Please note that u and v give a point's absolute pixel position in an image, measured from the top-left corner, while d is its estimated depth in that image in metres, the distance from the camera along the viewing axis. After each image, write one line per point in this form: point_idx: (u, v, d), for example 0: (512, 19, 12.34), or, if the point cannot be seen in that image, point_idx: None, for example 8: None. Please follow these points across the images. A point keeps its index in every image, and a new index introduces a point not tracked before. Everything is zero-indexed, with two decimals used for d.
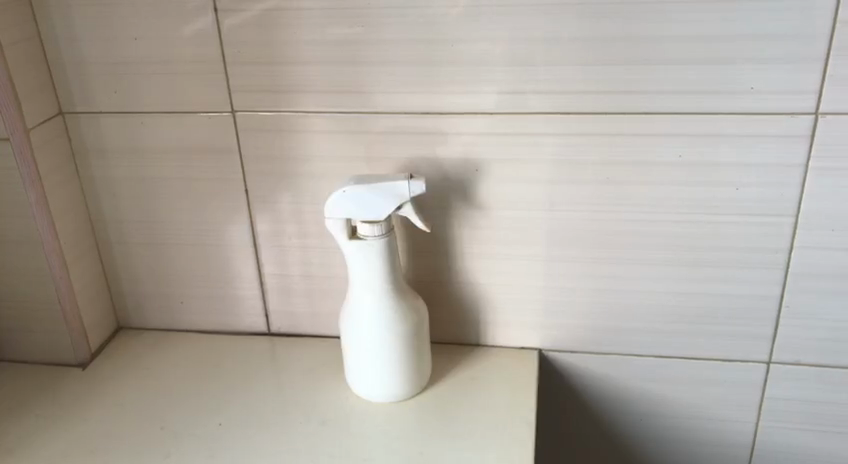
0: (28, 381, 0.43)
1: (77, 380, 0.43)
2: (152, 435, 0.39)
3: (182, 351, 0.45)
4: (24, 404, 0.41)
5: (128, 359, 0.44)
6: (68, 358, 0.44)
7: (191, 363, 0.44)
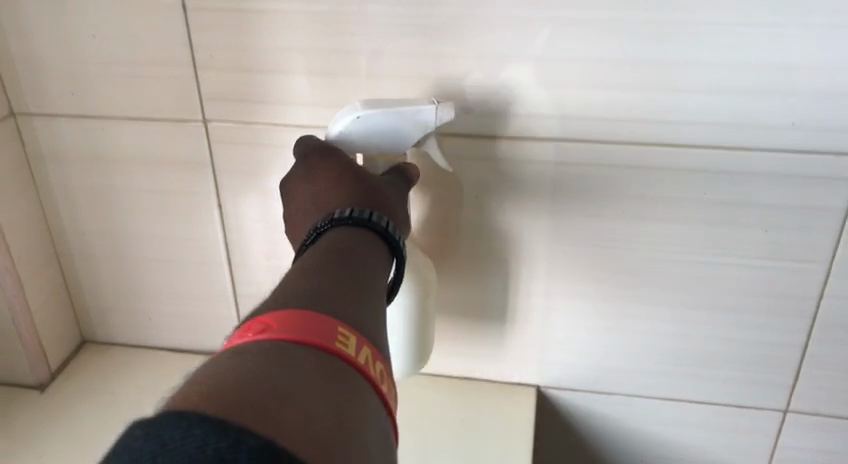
0: (314, 304, 0.42)
1: (316, 294, 0.43)
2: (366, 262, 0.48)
3: (289, 275, 0.46)
4: (337, 304, 0.43)
5: (293, 272, 0.46)
6: (302, 295, 0.43)
7: (304, 262, 0.47)
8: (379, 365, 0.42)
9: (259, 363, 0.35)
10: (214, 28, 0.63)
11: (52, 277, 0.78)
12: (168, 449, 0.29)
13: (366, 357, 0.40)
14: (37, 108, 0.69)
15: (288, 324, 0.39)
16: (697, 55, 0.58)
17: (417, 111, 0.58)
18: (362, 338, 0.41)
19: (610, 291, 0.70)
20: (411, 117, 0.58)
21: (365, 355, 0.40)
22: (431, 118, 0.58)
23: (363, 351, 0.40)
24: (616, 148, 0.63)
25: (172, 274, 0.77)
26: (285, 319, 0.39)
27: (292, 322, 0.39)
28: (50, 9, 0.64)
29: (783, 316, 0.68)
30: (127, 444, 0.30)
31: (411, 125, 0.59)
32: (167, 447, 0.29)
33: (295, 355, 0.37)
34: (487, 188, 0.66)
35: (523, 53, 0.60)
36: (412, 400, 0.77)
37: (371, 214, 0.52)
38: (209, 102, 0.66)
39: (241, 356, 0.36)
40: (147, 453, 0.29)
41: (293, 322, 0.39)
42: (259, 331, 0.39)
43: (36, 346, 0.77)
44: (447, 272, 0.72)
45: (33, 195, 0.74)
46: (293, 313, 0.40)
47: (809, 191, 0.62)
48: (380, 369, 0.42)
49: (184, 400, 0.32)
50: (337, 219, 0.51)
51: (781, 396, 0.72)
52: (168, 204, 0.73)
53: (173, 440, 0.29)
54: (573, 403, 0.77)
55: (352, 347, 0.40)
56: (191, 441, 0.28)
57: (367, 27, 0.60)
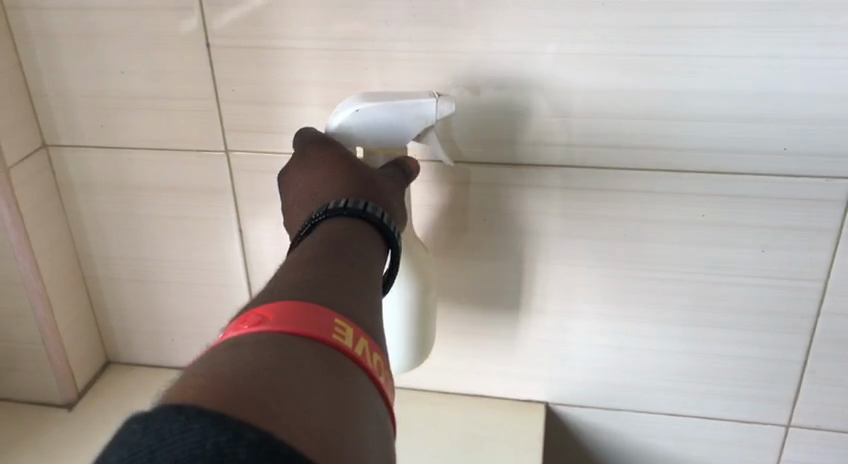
0: (311, 295, 0.43)
1: (311, 286, 0.44)
2: (361, 252, 0.49)
3: (285, 267, 0.47)
4: (332, 296, 0.44)
5: (289, 265, 0.47)
6: (298, 286, 0.43)
7: (299, 255, 0.48)
8: (376, 356, 0.43)
9: (257, 356, 0.36)
10: (234, 63, 0.66)
11: (79, 299, 0.82)
12: (167, 443, 0.29)
13: (363, 348, 0.41)
14: (68, 139, 0.73)
15: (284, 316, 0.40)
16: (692, 84, 0.61)
17: (417, 104, 0.59)
18: (359, 330, 0.42)
19: (614, 311, 0.73)
20: (410, 110, 0.59)
21: (363, 347, 0.41)
22: (431, 111, 0.59)
23: (360, 342, 0.41)
24: (619, 174, 0.66)
25: (194, 296, 0.81)
26: (281, 311, 0.40)
27: (288, 314, 0.40)
28: (81, 46, 0.68)
29: (782, 333, 0.71)
30: (124, 439, 0.30)
31: (411, 117, 0.59)
32: (166, 441, 0.29)
33: (292, 347, 0.37)
34: (496, 212, 0.70)
35: (529, 86, 0.63)
36: (424, 416, 0.79)
37: (367, 205, 0.52)
38: (231, 133, 0.70)
39: (238, 347, 0.37)
40: (144, 448, 0.29)
41: (290, 314, 0.40)
42: (255, 322, 0.40)
43: (65, 366, 0.81)
44: (459, 292, 0.75)
45: (63, 222, 0.78)
46: (289, 305, 0.41)
47: (804, 213, 0.65)
48: (377, 361, 0.42)
49: (180, 395, 0.32)
50: (332, 209, 0.52)
51: (783, 412, 0.75)
52: (190, 229, 0.76)
53: (172, 434, 0.29)
54: (582, 420, 0.79)
55: (349, 338, 0.41)
56: (190, 435, 0.29)
57: (381, 61, 0.64)
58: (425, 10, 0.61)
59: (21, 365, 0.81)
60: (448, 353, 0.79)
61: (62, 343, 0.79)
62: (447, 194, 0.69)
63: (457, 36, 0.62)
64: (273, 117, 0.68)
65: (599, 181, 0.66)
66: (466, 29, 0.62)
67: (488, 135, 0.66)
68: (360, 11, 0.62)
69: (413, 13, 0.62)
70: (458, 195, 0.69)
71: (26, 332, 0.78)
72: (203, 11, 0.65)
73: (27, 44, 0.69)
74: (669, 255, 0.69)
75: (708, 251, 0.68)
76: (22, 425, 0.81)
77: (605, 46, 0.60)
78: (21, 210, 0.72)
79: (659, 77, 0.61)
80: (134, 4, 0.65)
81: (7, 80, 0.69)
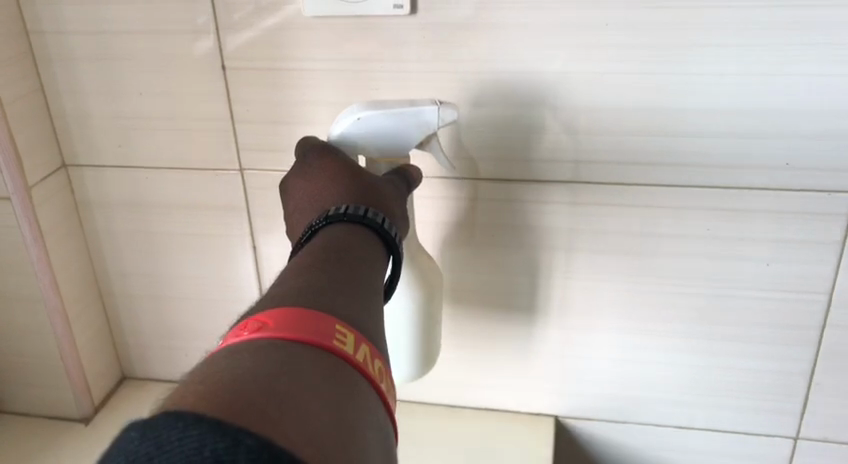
0: (312, 301, 0.44)
1: (312, 292, 0.45)
2: (361, 257, 0.50)
3: (285, 274, 0.48)
4: (333, 301, 0.45)
5: (289, 271, 0.48)
6: (299, 292, 0.45)
7: (299, 261, 0.49)
8: (377, 363, 0.44)
9: (257, 361, 0.37)
10: (249, 83, 0.68)
11: (95, 314, 0.83)
12: (165, 451, 0.30)
13: (364, 355, 0.42)
14: (87, 159, 0.75)
15: (286, 323, 0.41)
16: (695, 102, 0.62)
17: (419, 112, 0.59)
18: (359, 337, 0.43)
19: (623, 325, 0.74)
20: (412, 118, 0.59)
21: (363, 353, 0.42)
22: (433, 118, 0.59)
23: (360, 349, 0.42)
24: (625, 190, 0.67)
25: (208, 311, 0.82)
26: (281, 317, 0.41)
27: (288, 321, 0.41)
28: (100, 69, 0.70)
29: (789, 345, 0.71)
30: (123, 446, 0.31)
31: (413, 124, 0.59)
32: (164, 448, 0.30)
33: (292, 353, 0.38)
34: (504, 227, 0.71)
35: (536, 104, 0.65)
36: (436, 429, 0.80)
37: (367, 211, 0.54)
38: (245, 152, 0.72)
39: (239, 353, 0.38)
40: (143, 455, 0.30)
41: (291, 321, 0.41)
42: (255, 329, 0.41)
43: (82, 382, 0.82)
44: (468, 305, 0.76)
45: (81, 240, 0.80)
46: (291, 312, 0.42)
47: (808, 227, 0.66)
48: (378, 368, 0.44)
49: (183, 400, 0.33)
50: (333, 216, 0.53)
51: (792, 424, 0.75)
52: (204, 245, 0.78)
53: (170, 442, 0.30)
54: (593, 433, 0.80)
55: (349, 345, 0.42)
56: (188, 442, 0.30)
57: (392, 81, 0.66)
58: (434, 31, 0.63)
59: (39, 380, 0.82)
60: (458, 367, 0.80)
61: (78, 358, 0.81)
62: (456, 209, 0.71)
63: (465, 56, 0.64)
64: (287, 136, 0.70)
65: (606, 196, 0.68)
66: (475, 50, 0.63)
67: (497, 152, 0.67)
68: (371, 33, 0.64)
69: (423, 35, 0.63)
70: (467, 211, 0.71)
71: (45, 347, 0.80)
72: (219, 34, 0.67)
73: (49, 67, 0.71)
74: (675, 269, 0.70)
75: (715, 265, 0.69)
76: (41, 439, 0.82)
77: (611, 65, 0.62)
78: (42, 228, 0.74)
79: (664, 95, 0.62)
80: (152, 28, 0.67)
81: (29, 102, 0.71)
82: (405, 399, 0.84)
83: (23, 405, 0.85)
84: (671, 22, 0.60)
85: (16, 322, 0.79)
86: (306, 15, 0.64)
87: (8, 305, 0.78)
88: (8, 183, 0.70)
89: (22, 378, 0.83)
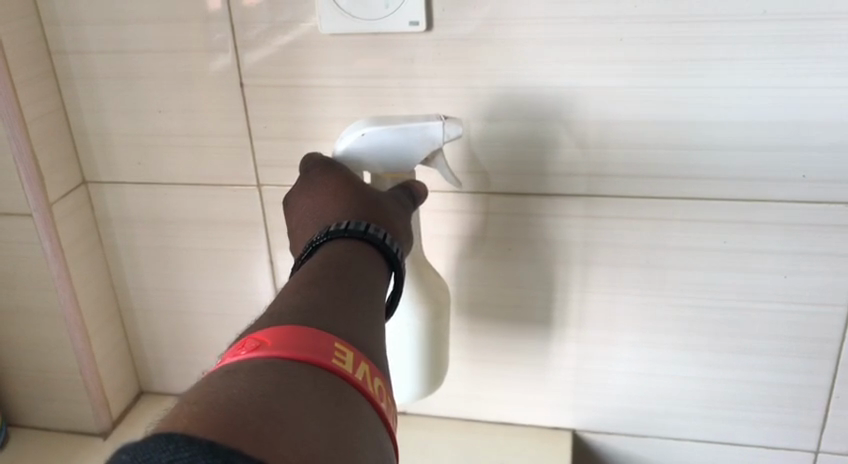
0: (311, 319, 0.44)
1: (312, 311, 0.45)
2: (361, 273, 0.50)
3: (285, 292, 0.48)
4: (332, 319, 0.45)
5: (289, 288, 0.48)
6: (297, 311, 0.45)
7: (299, 278, 0.49)
8: (377, 381, 0.44)
9: (253, 381, 0.37)
10: (265, 101, 0.69)
11: (113, 330, 0.84)
12: None
13: (364, 373, 0.43)
14: (106, 176, 0.76)
15: (283, 341, 0.41)
16: (709, 116, 0.62)
17: (425, 128, 0.60)
18: (359, 354, 0.44)
19: (641, 338, 0.73)
20: (418, 132, 0.60)
21: (363, 372, 0.43)
22: (439, 133, 0.60)
23: (360, 367, 0.43)
24: (641, 203, 0.67)
25: (224, 326, 0.83)
26: (278, 336, 0.41)
27: (285, 340, 0.41)
28: (120, 87, 0.71)
29: (809, 358, 0.71)
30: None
31: (417, 140, 0.60)
32: None
33: (289, 372, 0.39)
34: (519, 241, 0.71)
35: (552, 119, 0.65)
36: (451, 443, 0.80)
37: (368, 226, 0.54)
38: (262, 167, 0.73)
39: (236, 372, 0.38)
40: None
41: (289, 340, 0.41)
42: (253, 347, 0.41)
43: (100, 396, 0.83)
44: (481, 319, 0.76)
45: (100, 255, 0.81)
46: (288, 330, 0.42)
47: (825, 239, 0.65)
48: (378, 386, 0.44)
49: (179, 421, 0.33)
50: (333, 232, 0.53)
51: (812, 437, 0.75)
52: (219, 260, 0.79)
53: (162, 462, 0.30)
54: (611, 448, 0.80)
55: (349, 363, 0.42)
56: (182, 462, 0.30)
57: (406, 96, 0.66)
58: (449, 47, 0.64)
59: (57, 394, 0.83)
60: (472, 381, 0.80)
61: (97, 373, 0.82)
62: (468, 224, 0.71)
63: (480, 71, 0.64)
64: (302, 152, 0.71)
65: (622, 210, 0.68)
66: (492, 65, 0.64)
67: (514, 166, 0.68)
68: (386, 49, 0.65)
69: (438, 51, 0.64)
70: (480, 225, 0.71)
71: (64, 362, 0.80)
72: (236, 52, 0.68)
73: (70, 86, 0.72)
74: (690, 282, 0.70)
75: (732, 277, 0.69)
76: (59, 454, 0.83)
77: (627, 80, 0.62)
78: (62, 244, 0.75)
79: (679, 109, 0.63)
80: (171, 46, 0.68)
81: (51, 120, 0.72)
82: (421, 414, 0.84)
83: (44, 420, 0.86)
84: (687, 36, 0.60)
85: (35, 337, 0.80)
86: (322, 32, 0.65)
87: (28, 321, 0.79)
88: (31, 200, 0.71)
89: (41, 393, 0.84)
